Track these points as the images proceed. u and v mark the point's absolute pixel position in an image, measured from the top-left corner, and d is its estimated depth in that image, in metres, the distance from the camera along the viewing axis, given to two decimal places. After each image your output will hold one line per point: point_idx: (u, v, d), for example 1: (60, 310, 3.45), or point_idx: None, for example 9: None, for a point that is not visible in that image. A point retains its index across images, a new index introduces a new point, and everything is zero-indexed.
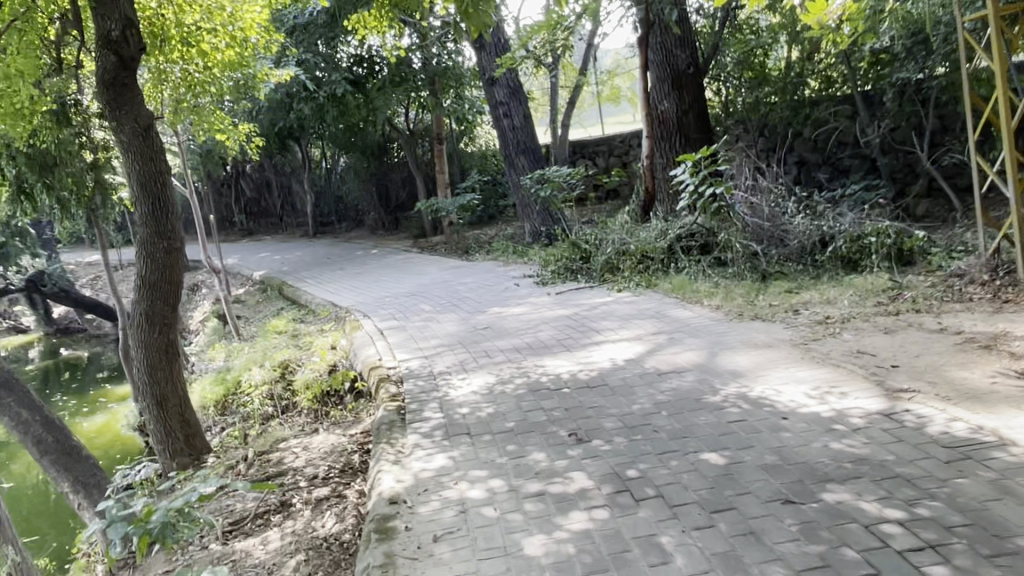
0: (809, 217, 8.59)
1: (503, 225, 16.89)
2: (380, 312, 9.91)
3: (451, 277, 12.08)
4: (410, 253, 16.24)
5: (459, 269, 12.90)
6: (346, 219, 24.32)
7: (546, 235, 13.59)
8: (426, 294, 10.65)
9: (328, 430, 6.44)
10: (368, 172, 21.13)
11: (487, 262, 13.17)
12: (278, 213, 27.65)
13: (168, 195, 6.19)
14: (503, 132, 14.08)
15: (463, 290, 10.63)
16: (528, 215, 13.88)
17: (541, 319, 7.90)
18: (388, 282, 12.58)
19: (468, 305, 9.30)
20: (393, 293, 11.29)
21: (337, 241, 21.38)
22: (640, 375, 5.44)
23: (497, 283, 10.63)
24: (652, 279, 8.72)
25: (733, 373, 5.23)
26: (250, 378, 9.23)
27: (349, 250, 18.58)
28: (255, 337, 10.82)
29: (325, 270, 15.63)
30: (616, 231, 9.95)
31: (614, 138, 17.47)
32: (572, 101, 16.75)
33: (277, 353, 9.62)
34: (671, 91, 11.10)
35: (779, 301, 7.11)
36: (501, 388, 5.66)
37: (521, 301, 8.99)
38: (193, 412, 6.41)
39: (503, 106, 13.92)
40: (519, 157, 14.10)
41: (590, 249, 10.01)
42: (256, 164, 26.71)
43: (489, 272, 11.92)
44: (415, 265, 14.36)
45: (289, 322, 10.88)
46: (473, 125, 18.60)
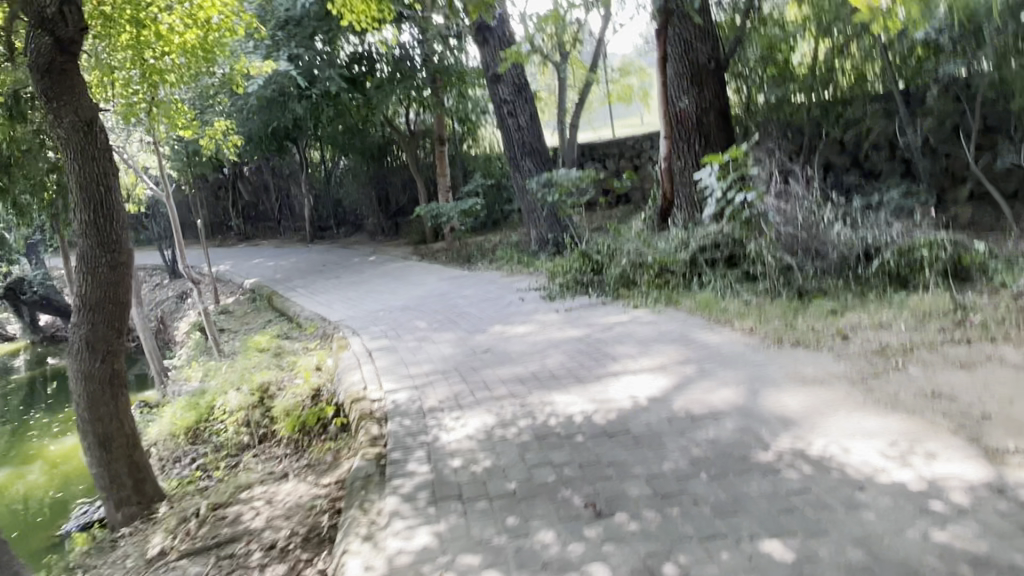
0: (849, 226, 7.67)
1: (508, 231, 16.00)
2: (371, 329, 9.01)
3: (450, 288, 11.17)
4: (410, 261, 15.36)
5: (459, 279, 11.99)
6: (345, 224, 23.47)
7: (553, 243, 12.69)
8: (422, 309, 9.74)
9: (300, 475, 5.52)
10: (368, 174, 20.28)
11: (490, 272, 12.27)
12: (276, 216, 26.78)
13: (113, 201, 5.27)
14: (507, 134, 13.19)
15: (462, 303, 9.73)
16: (535, 222, 12.98)
17: (547, 341, 6.99)
18: (383, 294, 11.68)
19: (467, 323, 8.39)
20: (388, 306, 10.39)
21: (335, 247, 20.52)
22: (668, 420, 4.53)
23: (499, 297, 9.72)
24: (673, 295, 7.82)
25: (783, 419, 4.31)
26: (225, 403, 8.34)
27: (346, 257, 17.70)
28: (236, 353, 9.92)
29: (319, 279, 14.74)
30: (631, 240, 9.05)
31: (625, 139, 16.57)
32: (581, 99, 15.89)
33: (257, 374, 8.71)
34: (691, 88, 10.21)
35: (822, 324, 6.18)
36: (501, 432, 4.75)
37: (525, 319, 8.07)
38: (143, 454, 5.51)
39: (508, 105, 13.01)
40: (525, 159, 13.17)
41: (603, 260, 9.10)
42: (254, 166, 25.87)
43: (491, 283, 11.02)
44: (413, 274, 13.47)
45: (273, 337, 9.98)
46: (477, 125, 17.70)
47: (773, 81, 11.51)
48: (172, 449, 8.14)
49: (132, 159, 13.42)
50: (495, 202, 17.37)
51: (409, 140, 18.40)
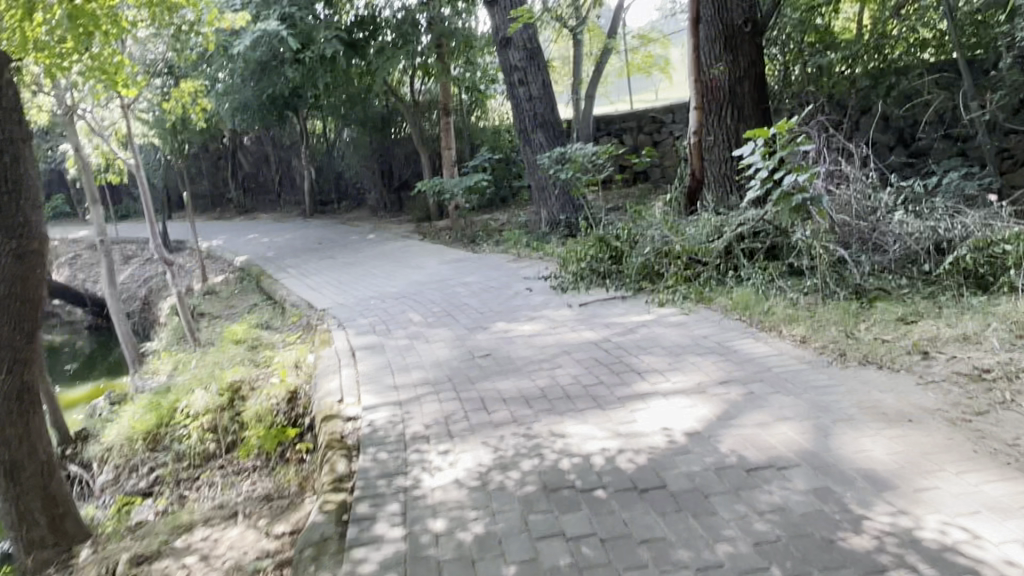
0: (914, 214, 6.56)
1: (516, 209, 14.90)
2: (359, 321, 7.97)
3: (452, 273, 10.09)
4: (411, 240, 14.30)
5: (463, 263, 10.93)
6: (347, 198, 22.38)
7: (566, 225, 11.61)
8: (418, 298, 8.69)
9: (253, 514, 4.49)
10: (369, 147, 19.16)
11: (495, 255, 11.21)
12: (276, 189, 25.74)
13: (22, 174, 4.16)
14: (517, 104, 12.04)
15: (461, 293, 8.66)
16: (546, 201, 11.89)
17: (558, 345, 5.93)
18: (378, 278, 10.63)
19: (466, 317, 7.34)
20: (381, 294, 9.35)
21: (335, 222, 19.47)
22: (716, 472, 3.48)
23: (505, 286, 8.65)
24: (706, 291, 6.75)
25: (871, 478, 3.27)
26: (190, 404, 7.33)
27: (344, 233, 16.64)
28: (210, 344, 8.92)
29: (312, 258, 13.70)
30: (655, 224, 7.97)
31: (645, 112, 15.42)
32: (598, 69, 14.72)
33: (228, 370, 7.68)
34: (724, 54, 9.08)
35: (892, 335, 5.11)
36: (499, 478, 3.70)
37: (533, 316, 7.02)
38: (61, 484, 4.53)
39: (519, 72, 11.87)
40: (536, 132, 12.02)
41: (622, 247, 8.03)
42: (253, 136, 24.78)
43: (496, 269, 9.95)
44: (412, 256, 12.40)
45: (252, 326, 8.96)
46: (485, 95, 16.56)
47: (815, 45, 10.39)
48: (128, 455, 7.13)
49: (109, 125, 12.35)
50: (503, 178, 16.26)
51: (413, 110, 17.30)
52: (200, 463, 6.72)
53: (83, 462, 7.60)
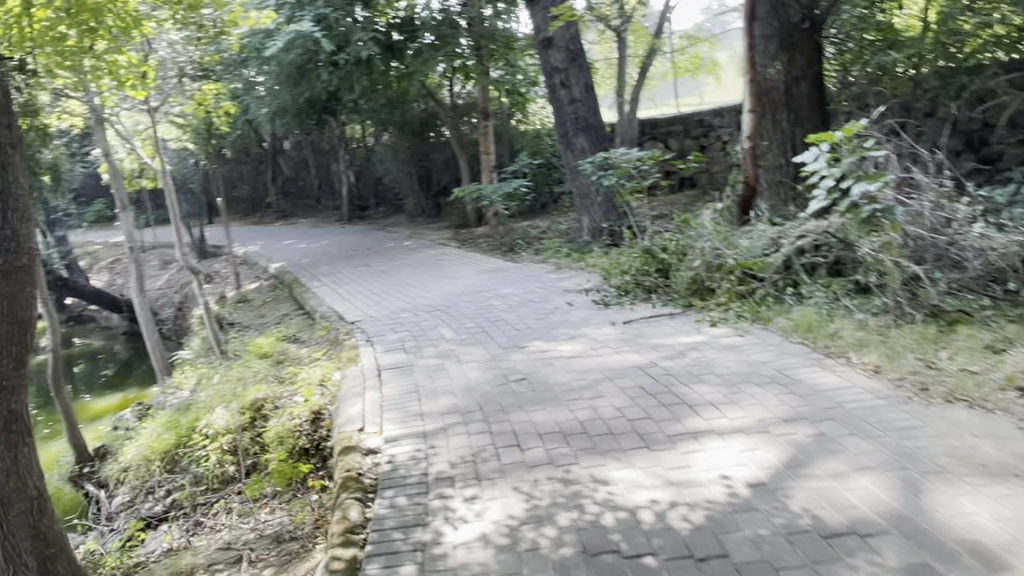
0: (996, 226, 5.91)
1: (557, 216, 14.40)
2: (388, 336, 7.53)
3: (489, 284, 9.62)
4: (447, 248, 13.88)
5: (500, 273, 10.45)
6: (385, 203, 22.07)
7: (609, 233, 11.07)
8: (452, 311, 8.24)
9: (259, 560, 4.06)
10: (408, 151, 18.80)
11: (534, 265, 10.72)
12: (316, 194, 25.57)
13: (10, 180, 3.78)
14: (558, 107, 11.54)
15: (498, 306, 8.19)
16: (588, 208, 11.38)
17: (600, 369, 5.41)
18: (412, 289, 10.21)
19: (501, 335, 6.86)
20: (414, 306, 8.92)
21: (372, 228, 19.16)
22: (787, 537, 2.95)
23: (544, 300, 8.16)
24: (763, 310, 6.19)
25: (979, 556, 2.71)
26: (210, 422, 6.95)
27: (381, 240, 16.29)
28: (235, 357, 8.56)
29: (347, 266, 13.35)
30: (706, 234, 7.41)
31: (691, 116, 14.83)
32: (644, 70, 14.17)
33: (251, 386, 7.29)
34: (780, 53, 8.48)
35: (981, 365, 4.51)
36: (531, 536, 3.21)
37: (572, 335, 6.51)
38: (48, 520, 4.09)
39: (561, 73, 11.36)
40: (578, 136, 11.49)
41: (670, 260, 7.49)
42: (293, 140, 24.62)
43: (535, 280, 9.46)
44: (449, 264, 11.96)
45: (280, 339, 8.58)
46: (527, 99, 16.09)
47: (878, 42, 9.86)
48: (145, 476, 6.78)
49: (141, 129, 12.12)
50: (544, 184, 15.77)
51: (452, 114, 16.91)
52: (218, 487, 6.33)
53: (100, 481, 7.28)
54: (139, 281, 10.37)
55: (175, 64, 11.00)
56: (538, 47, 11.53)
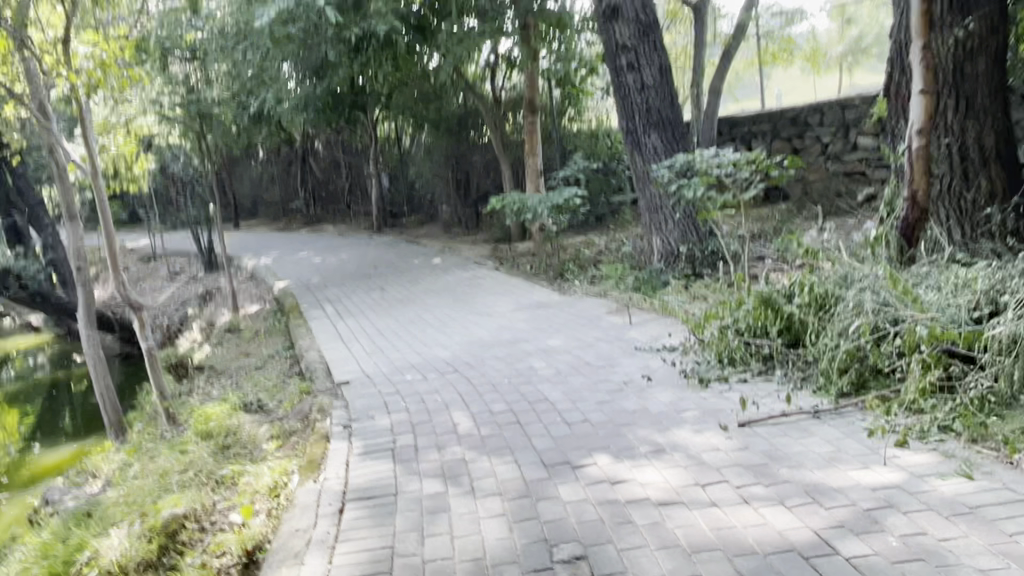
0: None
1: (617, 232, 11.89)
2: (376, 420, 5.11)
3: (530, 330, 7.17)
4: (483, 269, 11.48)
5: (546, 311, 7.99)
6: (419, 211, 19.71)
7: (688, 260, 8.54)
8: (474, 376, 5.79)
9: None
10: (444, 154, 16.42)
11: (591, 301, 8.26)
12: (346, 199, 23.30)
13: None
14: (623, 97, 9.03)
15: (540, 371, 5.71)
16: (659, 226, 8.86)
17: (726, 552, 2.92)
18: (429, 330, 7.81)
19: (544, 436, 4.39)
20: (426, 362, 6.51)
21: (402, 240, 16.83)
22: None
23: (605, 365, 5.67)
24: (993, 426, 3.58)
25: None
26: (96, 551, 4.57)
27: (407, 255, 13.93)
28: (177, 431, 6.23)
29: (360, 289, 11.04)
30: (860, 280, 4.82)
31: (783, 111, 12.24)
32: (728, 55, 11.57)
33: (169, 496, 4.89)
34: (956, 16, 5.87)
35: None
36: None
37: (659, 448, 4.03)
38: None
39: (628, 53, 8.85)
40: (649, 134, 8.92)
41: (802, 317, 4.92)
42: (324, 139, 22.49)
43: (591, 326, 6.99)
44: (481, 293, 9.55)
45: (238, 408, 6.22)
46: (582, 91, 13.60)
47: None
48: None
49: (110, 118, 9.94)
50: (600, 193, 13.25)
51: (495, 110, 14.55)
52: None
53: None
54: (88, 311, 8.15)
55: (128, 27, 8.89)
56: (600, 19, 9.03)
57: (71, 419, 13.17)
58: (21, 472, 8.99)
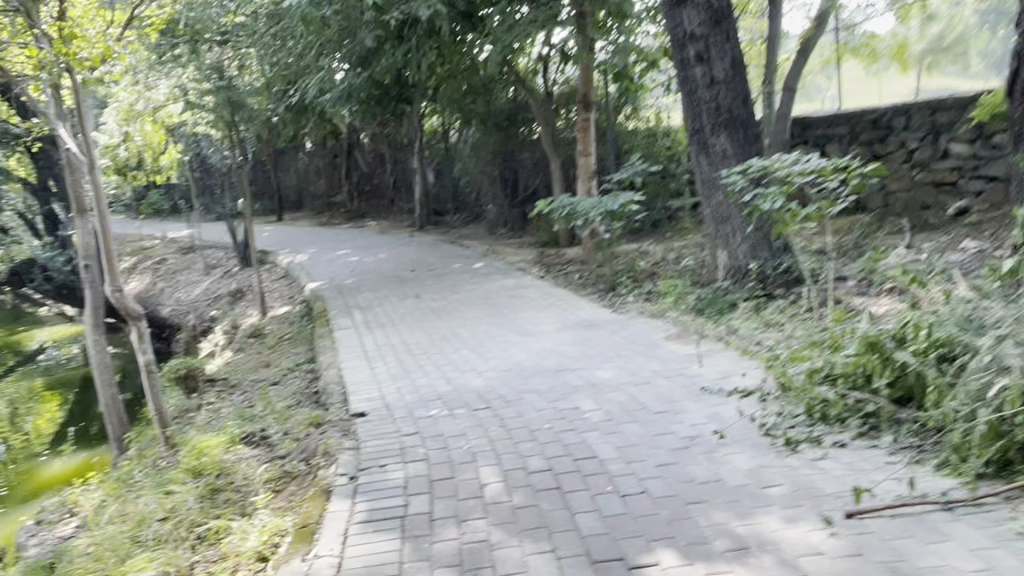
0: None
1: (674, 241, 10.91)
2: (389, 472, 4.25)
3: (576, 356, 6.26)
4: (528, 276, 10.59)
5: (594, 332, 7.08)
6: (464, 210, 18.83)
7: (758, 278, 7.56)
8: (510, 417, 4.91)
9: None
10: (492, 151, 15.56)
11: (646, 322, 7.33)
12: (391, 194, 22.56)
13: None
14: (689, 93, 8.05)
15: (587, 414, 4.80)
16: (726, 239, 7.88)
17: None
18: (464, 350, 6.94)
19: (591, 513, 3.49)
20: (456, 393, 5.64)
21: (445, 239, 16.02)
22: None
23: (666, 410, 4.75)
24: None
25: None
26: None
27: (448, 257, 13.11)
28: (170, 463, 5.46)
29: (394, 295, 10.24)
30: (997, 325, 3.83)
31: (863, 112, 11.11)
32: (805, 48, 10.50)
33: (137, 554, 4.09)
34: None
35: None
36: None
37: (742, 543, 3.10)
38: None
39: (697, 43, 7.86)
40: (718, 135, 7.92)
41: (919, 368, 3.93)
42: (370, 132, 21.79)
43: (647, 356, 6.06)
44: (524, 306, 8.68)
45: (237, 439, 5.43)
46: (641, 87, 12.59)
47: None
48: None
49: None
50: (656, 196, 12.26)
51: (546, 105, 13.63)
52: None
53: None
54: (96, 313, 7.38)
55: (147, 20, 9.06)
56: (667, 5, 8.05)
57: (94, 417, 12.67)
58: (22, 484, 8.34)
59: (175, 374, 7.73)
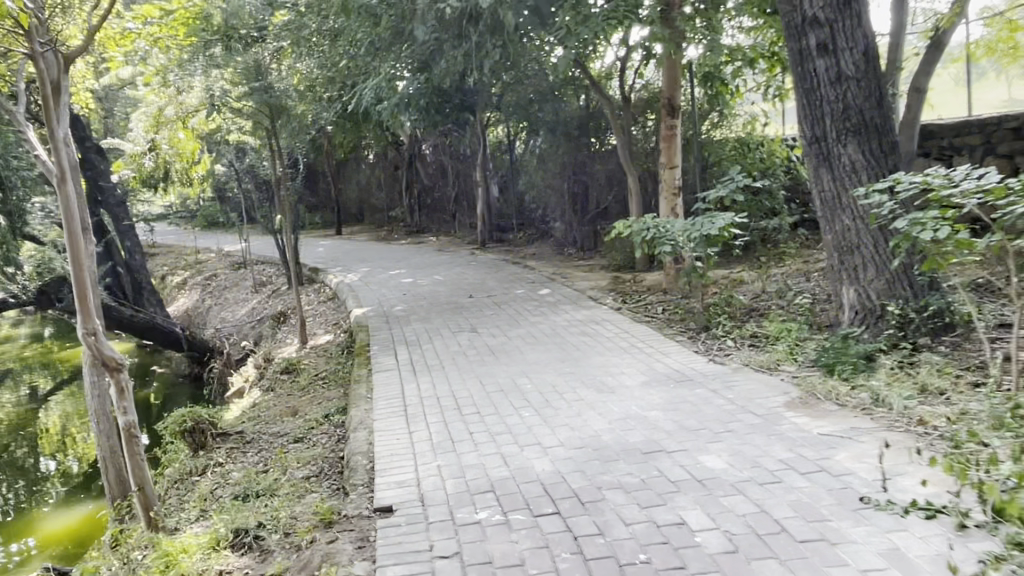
0: None
1: (772, 271, 9.36)
2: None
3: (672, 429, 4.82)
4: (602, 307, 9.17)
5: (691, 390, 5.62)
6: (529, 227, 17.46)
7: (897, 324, 6.03)
8: (590, 537, 3.49)
9: None
10: (561, 162, 14.16)
11: (754, 377, 5.85)
12: (452, 208, 21.34)
13: None
14: (808, 92, 6.54)
15: (700, 539, 3.37)
16: (854, 273, 6.36)
17: None
18: (526, 411, 5.57)
19: None
20: (514, 483, 4.24)
21: (508, 259, 14.67)
22: None
23: (818, 539, 3.28)
24: None
25: None
26: None
27: (510, 281, 11.76)
28: (138, 567, 4.17)
29: (447, 327, 8.92)
30: None
31: (1001, 119, 9.41)
32: (936, 43, 8.71)
33: None
34: None
35: None
36: None
37: None
38: None
39: (821, 29, 6.35)
40: (846, 142, 6.38)
41: None
42: (432, 142, 20.63)
43: (767, 434, 4.59)
44: (599, 347, 7.26)
45: (221, 541, 4.10)
46: (732, 91, 11.04)
47: None
48: None
49: None
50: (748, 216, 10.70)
51: (623, 112, 12.17)
52: None
53: None
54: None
55: None
56: None
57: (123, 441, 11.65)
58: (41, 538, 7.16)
59: (181, 427, 6.49)
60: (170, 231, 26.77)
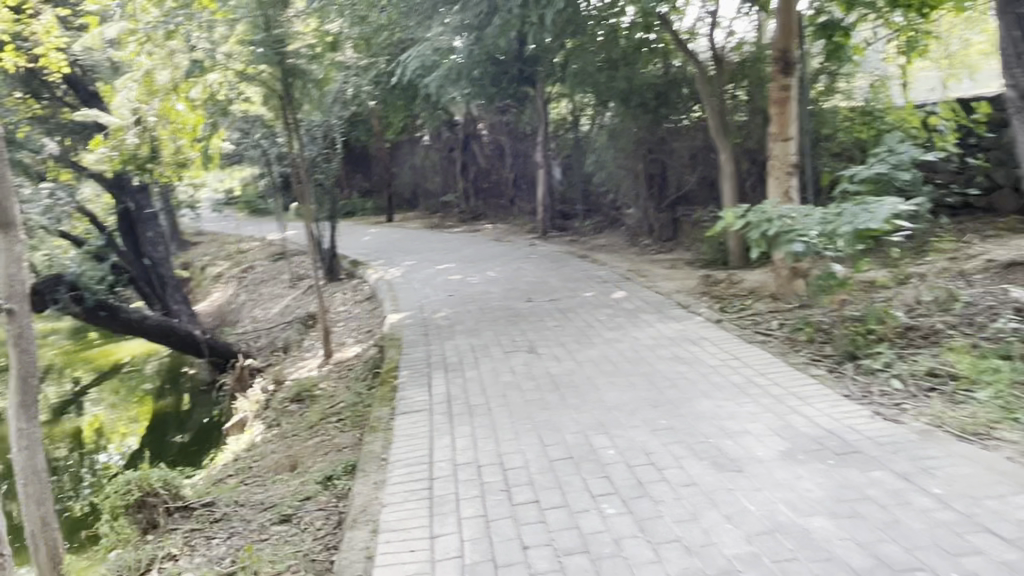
0: None
1: (916, 276, 7.23)
2: None
3: (862, 568, 2.86)
4: (697, 319, 7.15)
5: (864, 475, 3.64)
6: (597, 213, 15.43)
7: None
8: None
9: None
10: (635, 139, 12.12)
11: (958, 450, 3.82)
12: (511, 191, 19.41)
13: None
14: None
15: None
16: None
17: None
18: (610, 503, 3.63)
19: None
20: None
21: (573, 252, 12.71)
22: None
23: None
24: None
25: None
26: None
27: (577, 280, 9.80)
28: None
29: (499, 344, 7.03)
30: None
31: None
32: None
33: None
34: None
35: None
36: None
37: None
38: None
39: None
40: None
41: None
42: (488, 120, 18.71)
43: None
44: (704, 385, 5.28)
45: None
46: (856, 45, 8.82)
47: None
48: None
49: None
50: None
51: (715, 77, 10.04)
52: None
53: None
54: (18, 395, 4.38)
55: None
56: None
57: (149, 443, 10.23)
58: None
59: (126, 501, 4.71)
60: (215, 219, 25.33)
